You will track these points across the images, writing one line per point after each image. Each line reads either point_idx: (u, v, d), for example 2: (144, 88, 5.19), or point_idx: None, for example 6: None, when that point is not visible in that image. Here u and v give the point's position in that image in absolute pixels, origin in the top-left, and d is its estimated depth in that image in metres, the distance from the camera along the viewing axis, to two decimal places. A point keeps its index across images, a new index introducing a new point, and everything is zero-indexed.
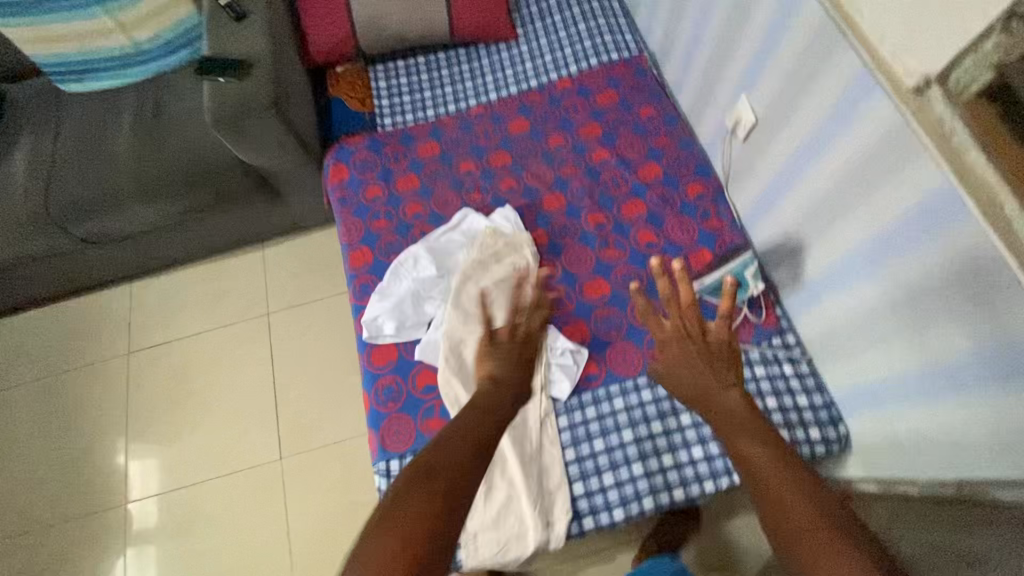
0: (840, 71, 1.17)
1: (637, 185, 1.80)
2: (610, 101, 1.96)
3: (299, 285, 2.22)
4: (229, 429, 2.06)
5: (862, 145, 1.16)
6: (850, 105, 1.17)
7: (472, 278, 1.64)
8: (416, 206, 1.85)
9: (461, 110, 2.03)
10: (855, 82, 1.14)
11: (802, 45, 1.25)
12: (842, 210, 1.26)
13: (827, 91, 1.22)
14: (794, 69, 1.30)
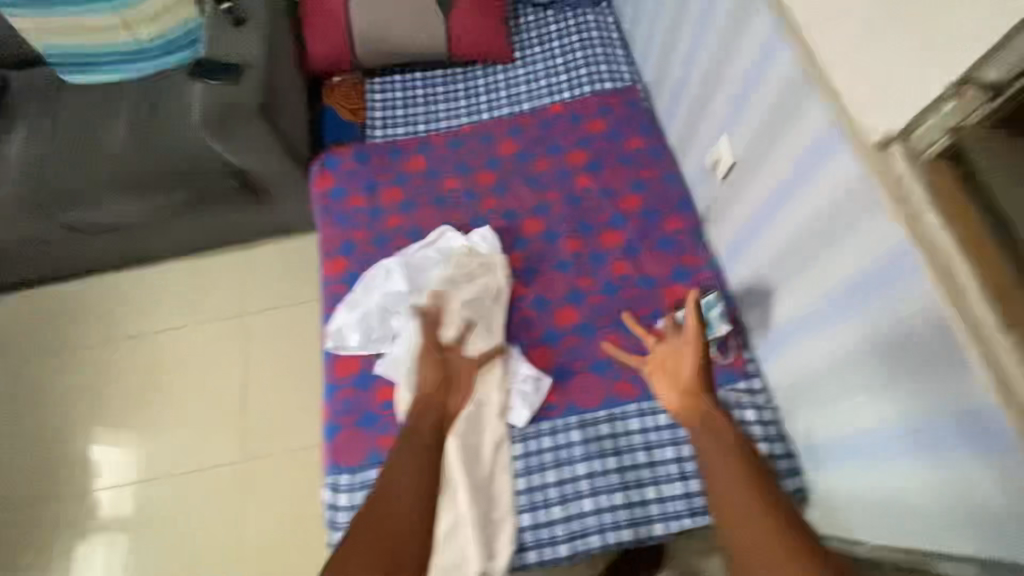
0: (811, 121, 1.16)
1: (618, 215, 1.80)
2: (599, 129, 1.96)
3: (281, 288, 2.23)
4: (197, 427, 2.05)
5: (832, 195, 1.15)
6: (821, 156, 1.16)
7: (442, 296, 1.62)
8: (397, 219, 1.86)
9: (452, 128, 2.05)
10: (825, 133, 1.13)
11: (779, 92, 1.25)
12: (816, 258, 1.25)
13: (800, 139, 1.21)
14: (771, 114, 1.30)
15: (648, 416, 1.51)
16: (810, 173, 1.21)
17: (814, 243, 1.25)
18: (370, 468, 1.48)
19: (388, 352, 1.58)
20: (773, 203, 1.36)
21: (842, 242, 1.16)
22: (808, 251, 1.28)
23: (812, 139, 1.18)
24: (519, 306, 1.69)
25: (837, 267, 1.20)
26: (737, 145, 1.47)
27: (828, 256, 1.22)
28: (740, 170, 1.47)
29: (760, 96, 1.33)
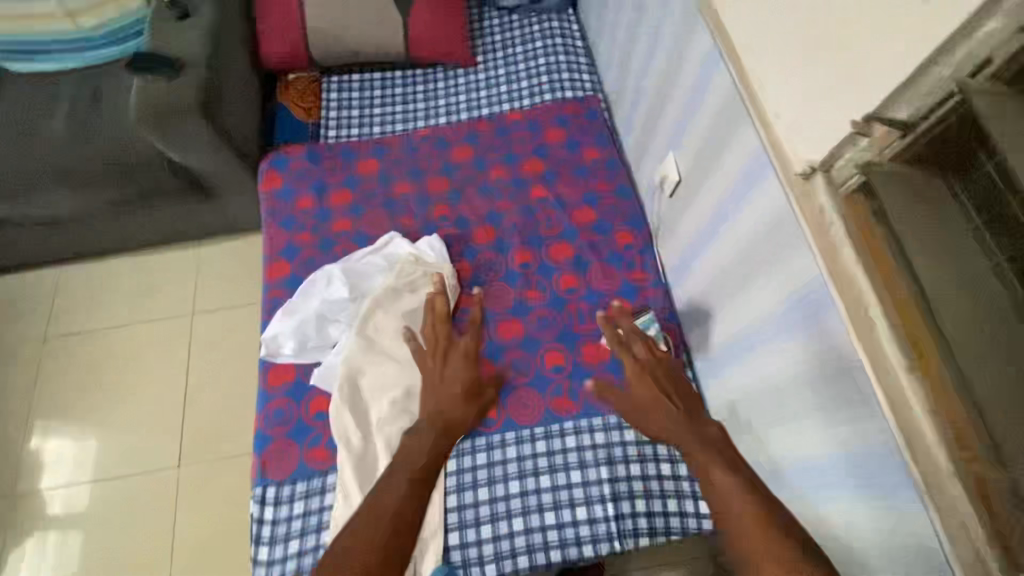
0: (746, 143, 1.14)
1: (569, 228, 1.77)
2: (556, 138, 1.93)
3: (233, 288, 2.18)
4: (140, 428, 1.99)
5: (764, 220, 1.14)
6: (755, 179, 1.14)
7: (382, 306, 1.59)
8: (344, 223, 1.81)
9: (408, 131, 2.01)
10: (758, 157, 1.11)
11: (719, 112, 1.23)
12: (753, 283, 1.24)
13: (735, 162, 1.20)
14: (712, 135, 1.28)
15: (585, 434, 1.48)
16: (746, 195, 1.19)
17: (751, 268, 1.24)
18: (299, 481, 1.44)
19: (325, 361, 1.54)
20: (714, 224, 1.35)
21: (773, 269, 1.15)
22: (746, 274, 1.26)
23: (745, 163, 1.16)
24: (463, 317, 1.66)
25: (770, 293, 1.18)
26: (682, 163, 1.46)
27: (762, 281, 1.20)
28: (685, 189, 1.46)
29: (703, 115, 1.31)
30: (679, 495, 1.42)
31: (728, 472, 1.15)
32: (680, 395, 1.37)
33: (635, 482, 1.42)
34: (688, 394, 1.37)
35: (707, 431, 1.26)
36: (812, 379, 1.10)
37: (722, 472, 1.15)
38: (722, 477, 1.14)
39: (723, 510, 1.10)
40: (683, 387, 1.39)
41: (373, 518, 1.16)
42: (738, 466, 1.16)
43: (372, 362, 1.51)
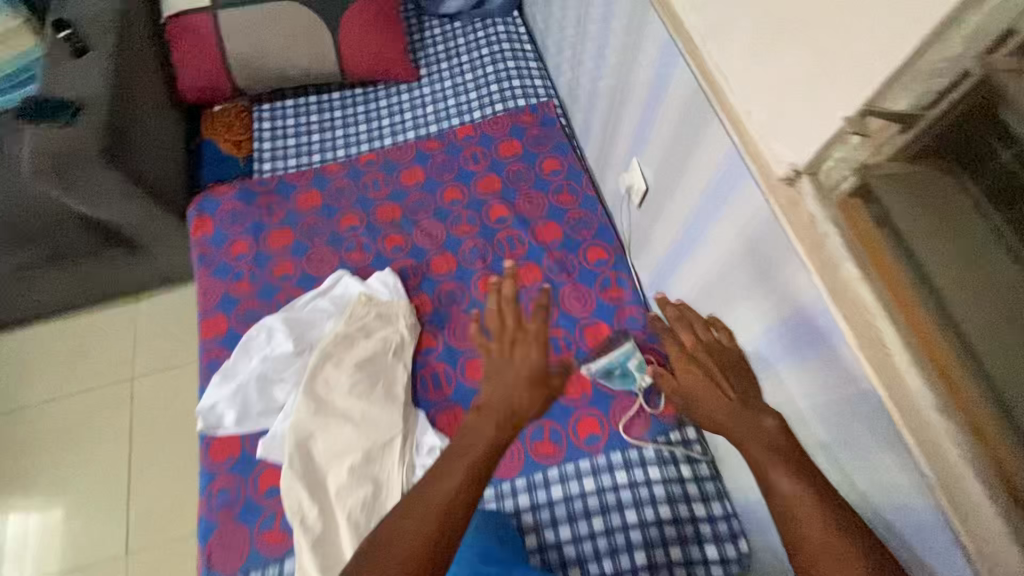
0: (715, 143, 1.00)
1: (534, 248, 1.61)
2: (513, 151, 1.78)
3: (178, 346, 1.98)
4: (84, 513, 1.77)
5: (745, 229, 0.99)
6: (730, 183, 1.00)
7: (331, 358, 1.41)
8: (286, 266, 1.63)
9: (350, 156, 1.84)
10: (730, 160, 0.97)
11: (682, 110, 1.09)
12: (740, 296, 1.09)
13: (706, 166, 1.06)
14: (677, 135, 1.14)
15: (571, 481, 1.32)
16: (723, 200, 1.04)
17: (737, 281, 1.08)
18: (252, 572, 1.25)
19: (272, 427, 1.36)
20: (690, 233, 1.21)
21: (761, 283, 1.00)
22: (731, 287, 1.11)
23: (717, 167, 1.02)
24: (425, 360, 1.48)
25: (761, 309, 1.03)
26: (647, 168, 1.32)
27: (749, 296, 1.06)
28: (653, 195, 1.32)
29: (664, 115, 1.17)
30: (683, 542, 1.24)
31: (796, 477, 0.84)
32: (732, 378, 0.98)
33: (631, 531, 1.25)
34: (739, 373, 0.99)
35: (765, 430, 0.90)
36: (812, 408, 0.95)
37: (786, 477, 0.84)
38: (786, 484, 0.84)
39: (784, 510, 0.83)
40: (731, 362, 1.00)
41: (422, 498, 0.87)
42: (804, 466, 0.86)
43: (324, 424, 1.33)
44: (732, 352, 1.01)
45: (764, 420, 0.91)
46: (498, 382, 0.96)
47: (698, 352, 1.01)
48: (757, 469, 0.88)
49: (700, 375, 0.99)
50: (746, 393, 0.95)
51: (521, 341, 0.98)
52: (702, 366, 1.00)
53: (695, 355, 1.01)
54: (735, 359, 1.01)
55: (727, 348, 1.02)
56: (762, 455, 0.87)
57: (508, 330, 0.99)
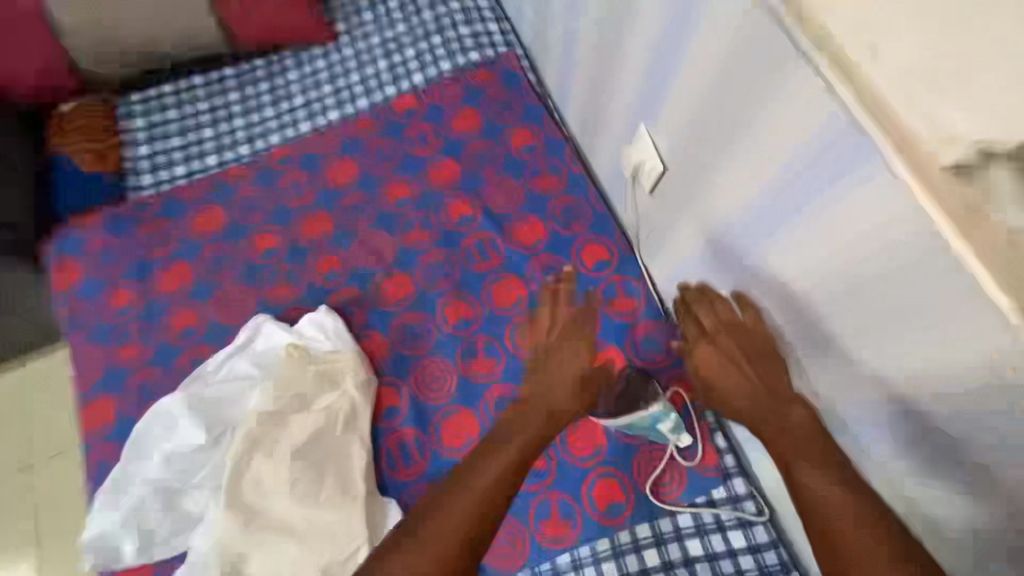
0: (817, 101, 0.63)
1: (515, 255, 1.23)
2: (470, 124, 1.36)
3: (34, 436, 1.38)
4: None
5: (869, 237, 0.63)
6: (845, 162, 0.63)
7: (257, 446, 1.03)
8: (186, 317, 1.22)
9: (256, 153, 1.37)
10: (847, 127, 0.60)
11: (741, 50, 0.71)
12: (834, 334, 0.74)
13: (788, 137, 0.69)
14: (728, 90, 0.76)
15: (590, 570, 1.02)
16: (818, 186, 0.68)
17: (835, 311, 0.73)
18: None
19: (189, 552, 1.00)
20: (747, 233, 0.84)
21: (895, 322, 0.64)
22: (823, 319, 0.75)
23: (810, 139, 0.66)
24: (387, 426, 1.12)
25: (883, 358, 0.68)
26: (669, 139, 0.94)
27: (868, 337, 0.69)
28: (681, 178, 0.95)
29: (704, 59, 0.79)
30: None
31: (822, 471, 0.74)
32: (755, 363, 0.84)
33: None
34: (768, 360, 0.84)
35: (789, 421, 0.79)
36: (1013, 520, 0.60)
37: (811, 466, 0.75)
38: (811, 474, 0.74)
39: (813, 512, 0.73)
40: (759, 348, 0.85)
41: (425, 540, 0.78)
42: (831, 458, 0.76)
43: (257, 544, 0.96)
44: (760, 337, 0.87)
45: (797, 412, 0.80)
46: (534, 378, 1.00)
47: (720, 337, 0.89)
48: (781, 463, 0.78)
49: (721, 362, 0.87)
50: (775, 379, 0.82)
51: (557, 351, 1.03)
52: (722, 350, 0.88)
53: (716, 338, 0.89)
54: (763, 345, 0.86)
55: (753, 332, 0.87)
56: (786, 450, 0.77)
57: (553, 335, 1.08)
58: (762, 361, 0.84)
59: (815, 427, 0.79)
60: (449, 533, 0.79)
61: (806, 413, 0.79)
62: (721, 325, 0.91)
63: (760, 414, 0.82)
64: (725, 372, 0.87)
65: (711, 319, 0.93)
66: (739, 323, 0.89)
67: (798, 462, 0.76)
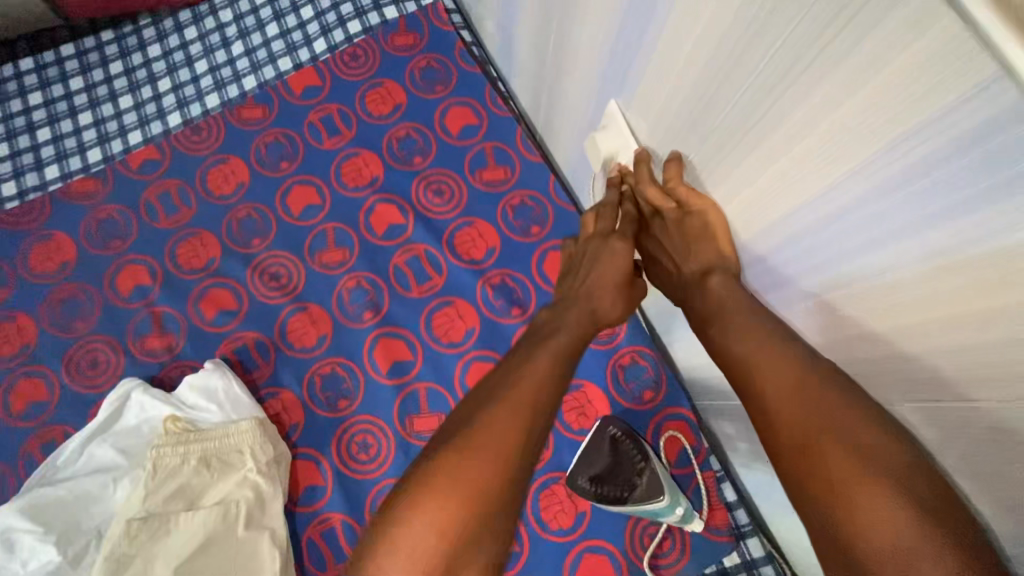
0: (902, 99, 0.37)
1: (459, 273, 0.97)
2: (390, 104, 1.06)
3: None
4: None
5: (959, 321, 0.39)
6: (938, 202, 0.37)
7: (127, 567, 0.77)
8: (31, 387, 0.93)
9: (111, 159, 1.04)
10: (955, 144, 0.34)
11: (765, 3, 0.44)
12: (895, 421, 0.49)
13: (844, 147, 0.43)
14: (746, 65, 0.50)
15: None
16: (879, 229, 0.43)
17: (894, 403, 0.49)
18: None
19: None
20: (764, 266, 0.59)
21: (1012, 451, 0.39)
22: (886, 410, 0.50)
23: (878, 163, 0.41)
24: (307, 512, 0.87)
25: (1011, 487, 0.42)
26: (654, 123, 0.67)
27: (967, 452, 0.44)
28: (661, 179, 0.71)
29: (703, 14, 0.52)
30: None
31: (755, 328, 0.55)
32: (678, 250, 0.65)
33: None
34: (698, 238, 0.63)
35: (706, 289, 0.61)
36: None
37: (741, 326, 0.56)
38: (746, 335, 0.55)
39: (744, 368, 0.54)
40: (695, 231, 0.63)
41: (460, 474, 0.57)
42: (770, 327, 0.55)
43: None
44: (691, 217, 0.63)
45: (711, 282, 0.61)
46: (588, 281, 0.72)
47: (659, 224, 0.67)
48: (706, 326, 0.60)
49: (663, 254, 0.68)
50: (692, 260, 0.63)
51: (606, 236, 0.73)
52: (664, 240, 0.67)
53: (652, 227, 0.68)
54: (687, 225, 0.63)
55: (685, 217, 0.64)
56: (714, 315, 0.59)
57: (620, 216, 0.73)
58: (680, 238, 0.64)
59: (736, 295, 0.59)
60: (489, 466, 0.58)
61: (720, 283, 0.60)
62: (652, 208, 0.68)
63: (678, 287, 0.66)
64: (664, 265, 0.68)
65: (643, 198, 0.68)
66: (668, 204, 0.65)
67: (727, 321, 0.58)
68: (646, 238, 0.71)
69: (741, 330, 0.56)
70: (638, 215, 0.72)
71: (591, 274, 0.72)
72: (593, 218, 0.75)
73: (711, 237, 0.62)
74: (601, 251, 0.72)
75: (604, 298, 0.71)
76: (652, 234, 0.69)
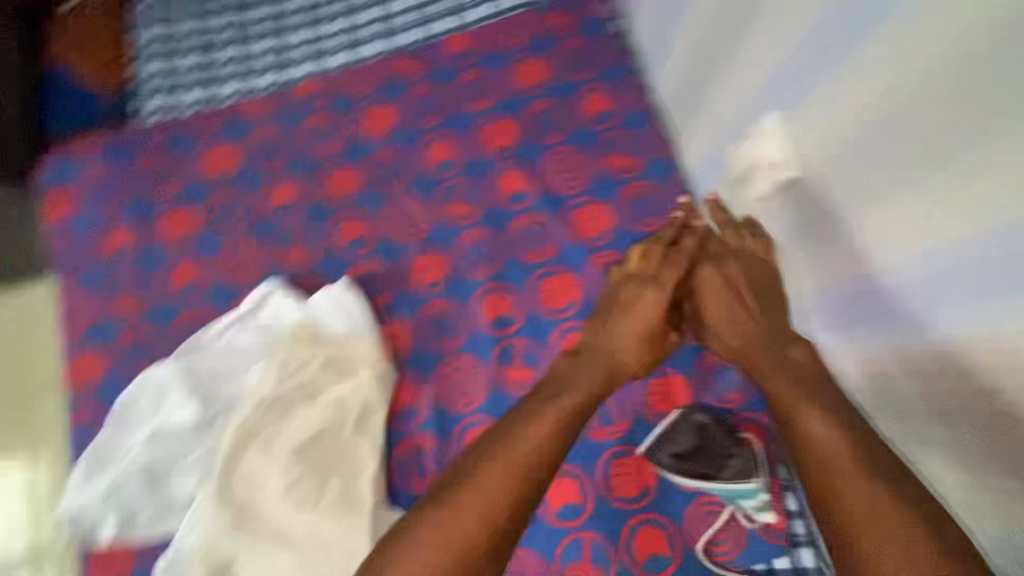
0: None
1: (573, 248, 1.02)
2: (536, 79, 1.13)
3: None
4: None
5: None
6: None
7: (254, 437, 0.90)
8: (188, 270, 1.07)
9: (282, 84, 1.19)
10: None
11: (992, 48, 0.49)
12: (913, 435, 0.67)
13: None
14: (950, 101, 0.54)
15: None
16: None
17: None
18: None
19: (174, 537, 0.90)
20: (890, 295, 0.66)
21: None
22: (925, 427, 0.65)
23: None
24: (403, 428, 0.97)
25: None
26: (810, 148, 0.74)
27: None
28: (773, 232, 0.84)
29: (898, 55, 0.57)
30: None
31: (821, 409, 0.63)
32: (750, 298, 0.77)
33: None
34: (767, 292, 0.77)
35: (788, 356, 0.71)
36: None
37: (793, 387, 0.66)
38: (808, 411, 0.63)
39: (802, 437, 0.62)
40: (762, 280, 0.78)
41: (489, 482, 0.65)
42: (820, 390, 0.66)
43: (242, 546, 0.85)
44: (763, 271, 0.79)
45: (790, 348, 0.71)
46: (627, 320, 0.81)
47: (730, 265, 0.80)
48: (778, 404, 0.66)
49: (733, 296, 0.78)
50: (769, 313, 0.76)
51: (652, 282, 0.83)
52: (737, 281, 0.79)
53: (720, 271, 0.80)
54: (762, 277, 0.78)
55: (756, 266, 0.79)
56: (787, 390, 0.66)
57: (669, 259, 0.84)
58: (754, 285, 0.78)
59: (798, 366, 0.69)
60: (524, 468, 0.66)
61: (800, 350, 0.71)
62: (727, 254, 0.81)
63: (750, 344, 0.74)
64: (727, 311, 0.78)
65: (716, 245, 0.83)
66: (743, 255, 0.81)
67: (801, 400, 0.64)
68: (704, 282, 0.81)
69: (810, 410, 0.63)
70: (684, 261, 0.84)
71: (651, 308, 0.81)
72: (642, 256, 0.85)
73: (776, 297, 0.77)
74: (643, 292, 0.83)
75: (631, 344, 0.80)
76: (719, 277, 0.80)
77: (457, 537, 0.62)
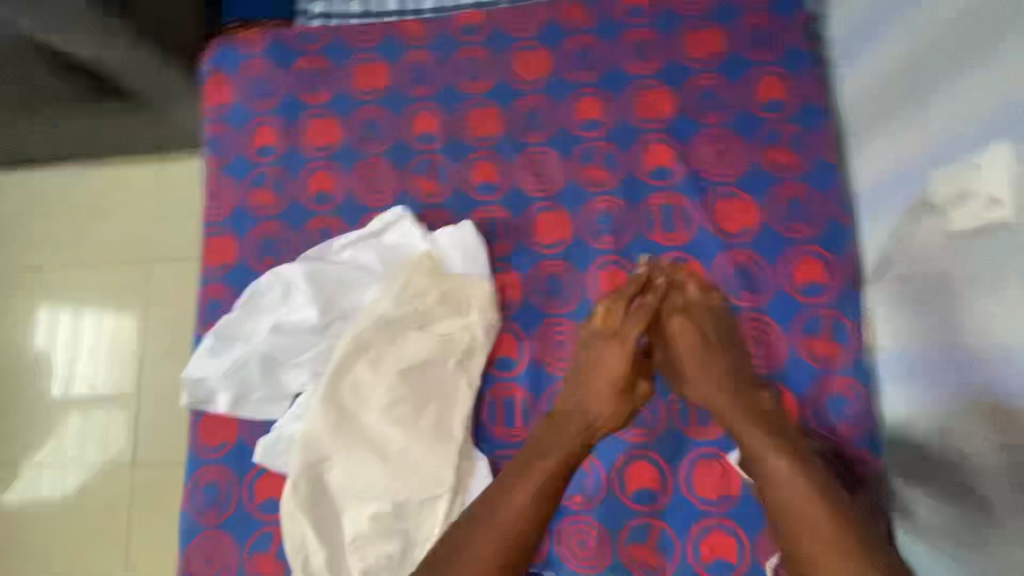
0: None
1: (707, 237, 0.98)
2: (707, 51, 1.05)
3: (163, 235, 1.39)
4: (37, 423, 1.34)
5: None
6: None
7: (365, 351, 0.95)
8: (324, 180, 1.11)
9: (440, 11, 1.19)
10: None
11: None
12: (938, 494, 0.79)
13: None
14: None
15: None
16: None
17: None
18: None
19: (279, 423, 0.98)
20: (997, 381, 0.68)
21: None
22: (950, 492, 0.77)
23: None
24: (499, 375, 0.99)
25: None
26: None
27: None
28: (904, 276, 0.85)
29: None
30: None
31: (789, 460, 0.77)
32: (722, 351, 0.89)
33: None
34: (733, 342, 0.90)
35: (761, 403, 0.85)
36: None
37: (765, 442, 0.79)
38: (778, 458, 0.77)
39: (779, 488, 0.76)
40: (728, 332, 0.91)
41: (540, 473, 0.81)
42: (785, 436, 0.81)
43: (341, 446, 0.92)
44: (723, 323, 0.91)
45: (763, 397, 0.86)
46: (602, 370, 0.89)
47: (696, 317, 0.90)
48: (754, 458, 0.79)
49: (705, 347, 0.88)
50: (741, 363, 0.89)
51: (624, 334, 0.90)
52: (707, 332, 0.89)
53: (690, 321, 0.90)
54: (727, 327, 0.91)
55: (718, 318, 0.91)
56: (760, 447, 0.79)
57: (642, 306, 0.92)
58: (723, 338, 0.90)
59: (762, 419, 0.82)
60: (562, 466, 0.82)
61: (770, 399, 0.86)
62: (699, 304, 0.91)
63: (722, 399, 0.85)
64: (702, 361, 0.88)
65: (680, 296, 0.92)
66: (709, 305, 0.91)
67: (771, 450, 0.78)
68: (683, 334, 0.90)
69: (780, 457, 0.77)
70: (653, 309, 0.92)
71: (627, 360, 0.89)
72: (607, 309, 0.91)
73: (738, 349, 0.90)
74: (615, 347, 0.90)
75: (606, 393, 0.88)
76: (693, 328, 0.89)
77: (520, 516, 0.78)
